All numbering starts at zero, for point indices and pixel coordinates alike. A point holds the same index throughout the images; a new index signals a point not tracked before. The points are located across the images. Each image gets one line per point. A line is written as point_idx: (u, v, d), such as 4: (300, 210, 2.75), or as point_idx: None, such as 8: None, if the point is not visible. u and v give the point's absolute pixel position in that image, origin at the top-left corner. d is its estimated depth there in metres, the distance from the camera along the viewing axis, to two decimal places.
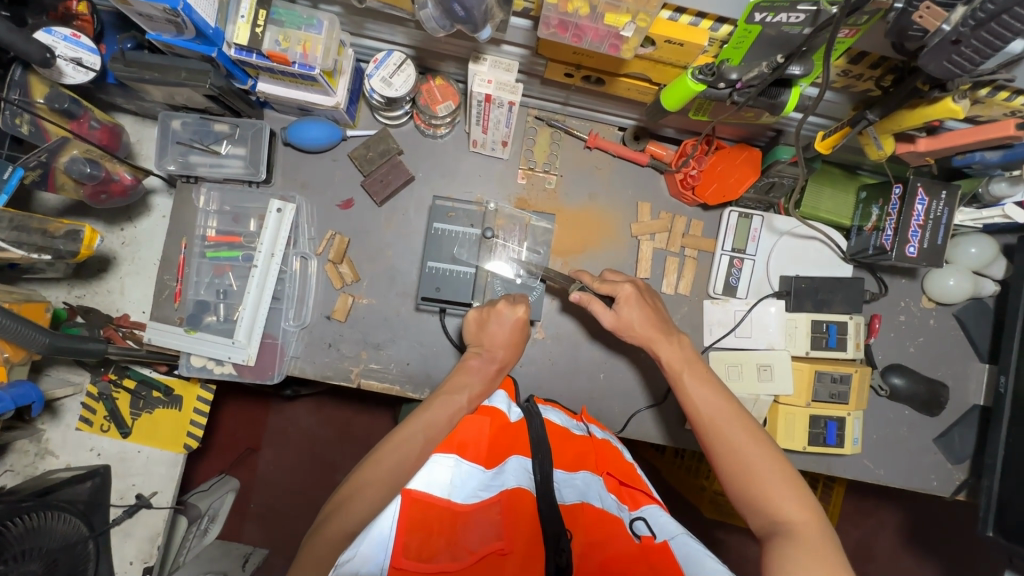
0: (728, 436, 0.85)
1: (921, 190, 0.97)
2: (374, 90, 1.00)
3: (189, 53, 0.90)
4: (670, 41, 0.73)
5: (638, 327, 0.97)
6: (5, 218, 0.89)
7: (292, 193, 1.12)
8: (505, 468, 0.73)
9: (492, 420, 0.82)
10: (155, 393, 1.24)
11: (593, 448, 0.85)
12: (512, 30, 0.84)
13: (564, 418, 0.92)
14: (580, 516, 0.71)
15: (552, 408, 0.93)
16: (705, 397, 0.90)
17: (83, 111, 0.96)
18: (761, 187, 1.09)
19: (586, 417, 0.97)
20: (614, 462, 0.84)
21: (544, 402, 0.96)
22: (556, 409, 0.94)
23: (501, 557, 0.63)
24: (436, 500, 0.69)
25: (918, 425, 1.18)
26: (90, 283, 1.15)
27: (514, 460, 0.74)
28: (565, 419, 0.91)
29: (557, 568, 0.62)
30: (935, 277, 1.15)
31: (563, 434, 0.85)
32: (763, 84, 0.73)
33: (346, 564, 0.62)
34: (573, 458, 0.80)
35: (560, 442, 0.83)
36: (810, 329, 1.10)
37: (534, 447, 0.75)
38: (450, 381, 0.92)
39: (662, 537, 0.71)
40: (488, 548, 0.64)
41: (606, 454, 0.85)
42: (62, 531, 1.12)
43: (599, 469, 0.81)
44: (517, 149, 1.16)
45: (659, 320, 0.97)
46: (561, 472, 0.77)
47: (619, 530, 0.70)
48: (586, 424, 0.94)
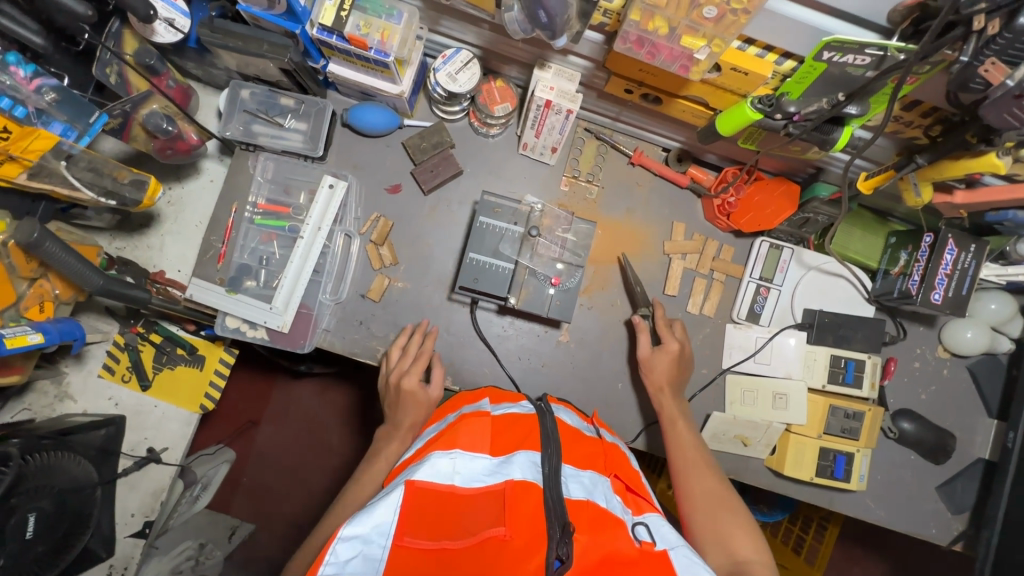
0: (700, 483, 0.91)
1: (952, 241, 1.01)
2: (439, 84, 1.05)
3: (273, 28, 0.95)
4: (736, 68, 0.77)
5: (656, 378, 1.07)
6: (83, 160, 0.93)
7: (344, 172, 1.16)
8: (513, 458, 0.71)
9: (495, 422, 0.80)
10: (179, 350, 1.27)
11: (602, 451, 0.84)
12: (583, 42, 0.89)
13: (576, 419, 0.92)
14: (584, 512, 0.67)
15: (564, 409, 0.93)
16: (694, 444, 0.99)
17: (165, 70, 1.01)
18: (796, 222, 1.13)
19: (597, 421, 0.98)
20: (620, 468, 0.82)
21: (556, 402, 0.96)
22: (568, 410, 0.95)
23: (501, 543, 0.60)
24: (438, 488, 0.66)
25: (923, 471, 1.20)
26: (134, 236, 1.18)
27: (525, 455, 0.72)
28: (576, 421, 0.90)
29: (557, 557, 0.60)
30: (952, 327, 1.19)
31: (573, 435, 0.84)
32: (821, 119, 0.77)
33: (348, 544, 0.59)
34: (581, 457, 0.78)
35: (570, 443, 0.81)
36: (829, 363, 1.14)
37: (542, 442, 0.74)
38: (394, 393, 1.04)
39: (663, 545, 0.68)
40: (487, 533, 0.61)
41: (613, 458, 0.84)
42: (74, 474, 1.13)
43: (606, 470, 0.79)
44: (564, 156, 1.20)
45: (674, 382, 1.06)
46: (570, 468, 0.74)
47: (620, 532, 0.66)
48: (597, 428, 0.94)
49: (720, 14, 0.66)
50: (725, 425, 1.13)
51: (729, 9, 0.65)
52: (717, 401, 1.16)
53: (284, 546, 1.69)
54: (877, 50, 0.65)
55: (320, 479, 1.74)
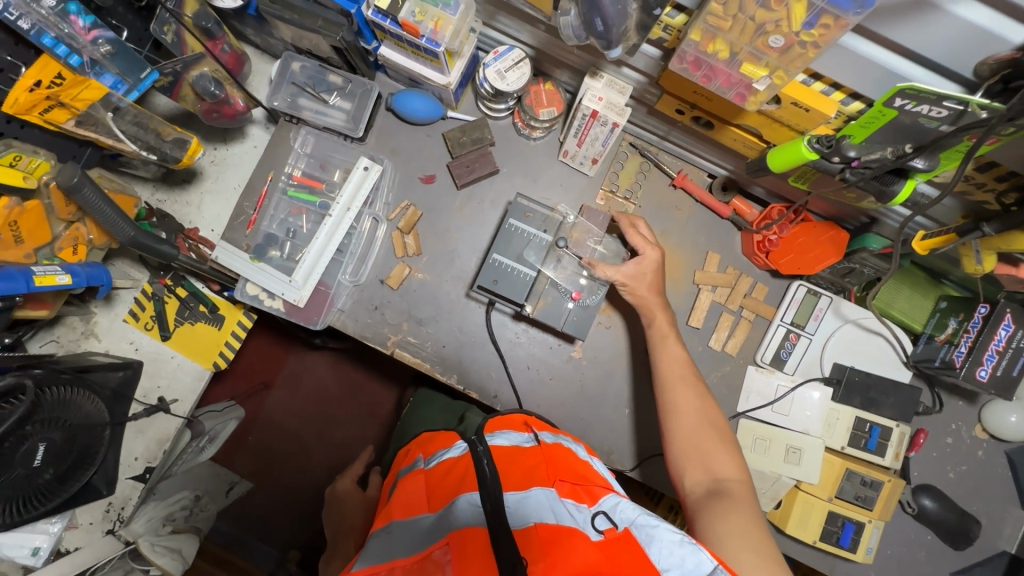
0: (686, 398, 0.93)
1: (1009, 316, 0.93)
2: (487, 80, 1.03)
3: (330, 4, 0.94)
4: (797, 103, 0.72)
5: (641, 289, 1.03)
6: (130, 113, 0.95)
7: (381, 155, 1.16)
8: (454, 507, 0.69)
9: (429, 476, 0.78)
10: (202, 307, 1.31)
11: (543, 458, 0.76)
12: (639, 56, 0.85)
13: (510, 435, 0.83)
14: (533, 538, 0.64)
15: (499, 429, 0.84)
16: (683, 361, 0.98)
17: (222, 34, 1.01)
18: (839, 270, 1.07)
19: (535, 423, 0.87)
20: (566, 467, 0.74)
21: (493, 420, 0.87)
22: (503, 427, 0.85)
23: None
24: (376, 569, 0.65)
25: (938, 554, 1.12)
26: (174, 191, 1.21)
27: (464, 497, 0.69)
28: (513, 438, 0.81)
29: None
30: (995, 408, 1.10)
31: (507, 453, 0.77)
32: (881, 169, 0.72)
33: None
34: (522, 477, 0.72)
35: (506, 465, 0.74)
36: (852, 425, 1.08)
37: (477, 483, 0.70)
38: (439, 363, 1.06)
39: (623, 525, 0.64)
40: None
41: (558, 460, 0.76)
42: (86, 410, 1.13)
43: (551, 478, 0.71)
44: (604, 168, 1.16)
45: (659, 288, 1.03)
46: (514, 496, 0.69)
47: (577, 542, 0.62)
48: (535, 431, 0.83)
49: (787, 45, 0.62)
50: None
51: (798, 40, 0.60)
52: None
53: (277, 510, 1.73)
54: (957, 104, 0.59)
55: (321, 451, 1.77)
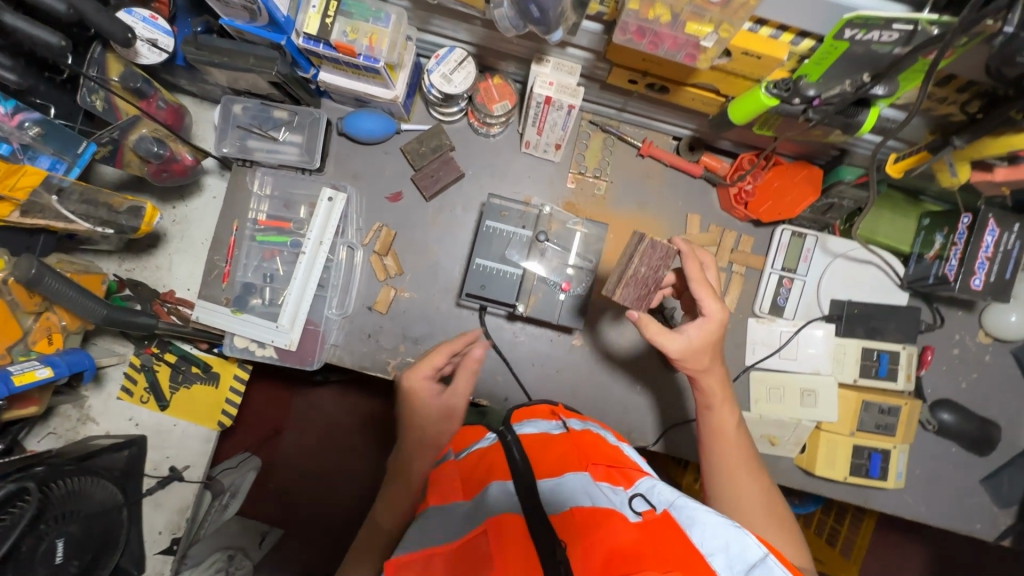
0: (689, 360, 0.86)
1: (992, 222, 0.93)
2: (433, 86, 1.00)
3: (258, 40, 0.91)
4: (748, 53, 0.71)
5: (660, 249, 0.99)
6: (75, 191, 0.91)
7: (342, 182, 1.13)
8: (485, 496, 0.67)
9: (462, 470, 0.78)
10: (195, 369, 1.28)
11: (574, 442, 0.75)
12: (581, 33, 0.83)
13: (538, 422, 0.81)
14: (569, 523, 0.62)
15: (526, 417, 0.84)
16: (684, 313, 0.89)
17: (154, 91, 0.99)
18: (819, 207, 1.08)
19: (561, 413, 0.86)
20: (598, 448, 0.74)
21: (519, 415, 0.87)
22: (530, 416, 0.84)
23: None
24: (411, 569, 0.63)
25: (965, 464, 1.13)
26: (142, 258, 1.17)
27: (497, 485, 0.68)
28: (541, 426, 0.80)
29: None
30: (995, 312, 1.11)
31: (538, 442, 0.76)
32: (843, 103, 0.71)
33: None
34: (555, 461, 0.70)
35: (538, 452, 0.73)
36: (859, 356, 1.08)
37: (509, 471, 0.68)
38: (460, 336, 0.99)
39: (662, 508, 0.62)
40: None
41: (590, 442, 0.75)
42: (99, 497, 1.10)
43: (583, 461, 0.71)
44: (569, 151, 1.14)
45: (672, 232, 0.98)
46: (545, 482, 0.68)
47: (616, 523, 0.59)
48: (562, 419, 0.82)
49: None
50: (751, 425, 1.09)
51: None
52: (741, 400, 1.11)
53: (313, 552, 1.71)
54: (907, 24, 0.59)
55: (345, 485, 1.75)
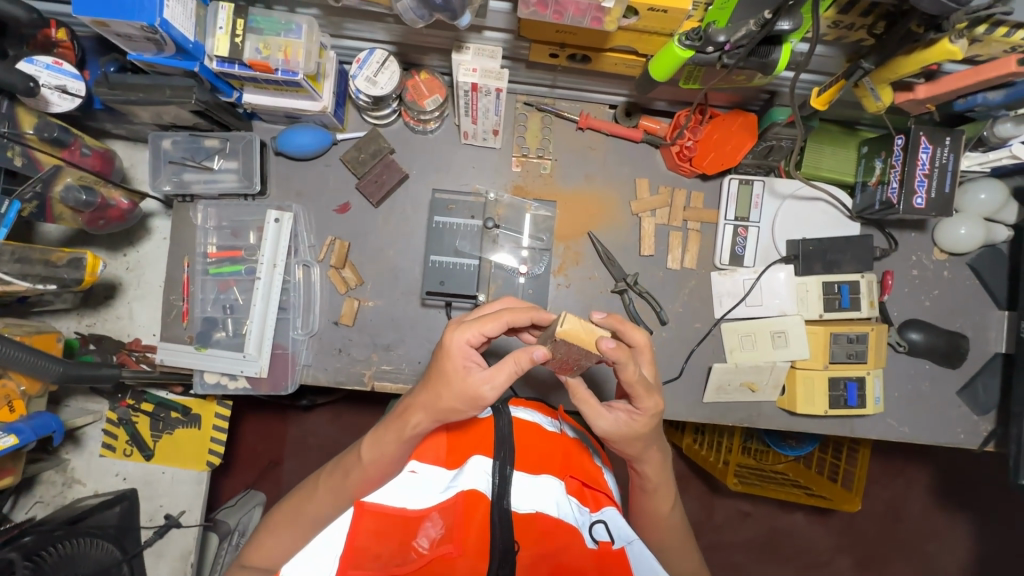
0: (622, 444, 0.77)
1: (925, 138, 0.95)
2: (360, 90, 0.99)
3: (172, 70, 0.89)
4: (653, 8, 0.71)
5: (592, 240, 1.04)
6: (7, 251, 0.89)
7: (288, 202, 1.12)
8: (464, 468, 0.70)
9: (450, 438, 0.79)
10: (173, 414, 1.24)
11: (561, 447, 0.80)
12: (492, 14, 0.83)
13: (537, 414, 0.85)
14: (531, 526, 0.69)
15: (524, 406, 0.87)
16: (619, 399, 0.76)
17: (74, 138, 0.95)
18: (760, 151, 1.08)
19: (561, 413, 0.91)
20: (579, 464, 0.79)
21: (518, 402, 0.88)
22: (529, 406, 0.87)
23: (444, 564, 0.65)
24: (389, 510, 0.70)
25: (940, 379, 1.16)
26: (99, 311, 1.16)
27: (479, 461, 0.72)
28: (536, 417, 0.84)
29: None
30: (946, 227, 1.13)
31: (530, 432, 0.79)
32: (751, 43, 0.71)
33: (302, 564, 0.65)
34: (537, 459, 0.75)
35: (527, 443, 0.77)
36: (822, 292, 1.09)
37: (496, 447, 0.72)
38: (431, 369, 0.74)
39: (620, 543, 0.70)
40: (436, 553, 0.66)
41: (574, 454, 0.80)
42: (96, 557, 1.16)
43: (563, 471, 0.76)
44: (509, 136, 1.14)
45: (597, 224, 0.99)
46: (523, 474, 0.73)
47: (577, 540, 0.69)
48: (558, 419, 0.88)
49: None
50: (729, 375, 1.10)
51: None
52: (716, 351, 1.14)
53: None
54: None
55: None
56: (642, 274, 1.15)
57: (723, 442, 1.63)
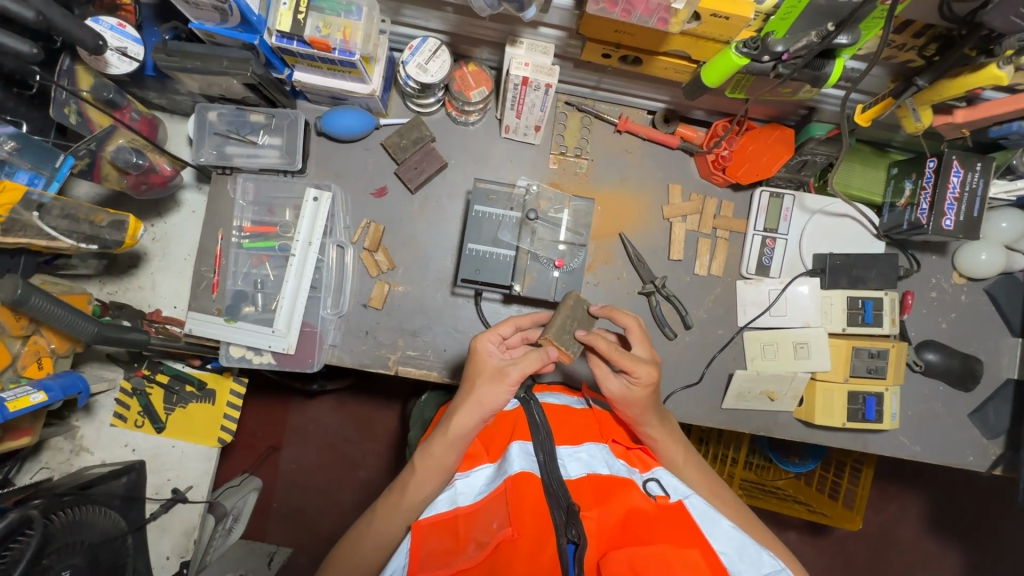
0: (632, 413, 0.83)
1: (956, 163, 0.98)
2: (410, 76, 1.01)
3: (230, 42, 0.91)
4: (715, 14, 0.73)
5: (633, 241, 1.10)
6: (55, 207, 0.90)
7: (326, 182, 1.13)
8: (507, 458, 0.70)
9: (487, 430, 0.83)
10: (188, 388, 1.23)
11: (594, 419, 0.84)
12: (553, 10, 0.85)
13: (564, 397, 0.90)
14: (587, 487, 0.67)
15: (551, 392, 0.92)
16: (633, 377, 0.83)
17: (126, 101, 0.99)
18: (794, 166, 1.11)
19: (587, 393, 0.96)
20: (615, 432, 0.83)
21: (543, 389, 0.94)
22: (555, 392, 0.93)
23: (512, 544, 0.60)
24: (444, 516, 0.68)
25: (952, 400, 1.18)
26: (123, 279, 1.15)
27: (517, 446, 0.71)
28: (564, 399, 0.89)
29: (570, 541, 0.59)
30: (966, 252, 1.16)
31: (563, 410, 0.83)
32: (811, 55, 0.74)
33: None
34: (574, 432, 0.77)
35: (562, 420, 0.80)
36: (846, 306, 1.11)
37: (530, 432, 0.73)
38: (466, 377, 0.84)
39: (676, 496, 0.70)
40: (498, 537, 0.61)
41: (607, 424, 0.85)
42: (101, 526, 1.08)
43: (604, 437, 0.80)
44: (548, 134, 1.16)
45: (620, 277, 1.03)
46: (566, 446, 0.74)
47: (634, 491, 0.68)
48: (585, 398, 0.93)
49: None
50: (749, 383, 1.12)
51: None
52: (736, 359, 1.15)
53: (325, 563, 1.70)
54: None
55: (350, 494, 1.73)
56: (670, 277, 1.16)
57: (728, 454, 1.63)
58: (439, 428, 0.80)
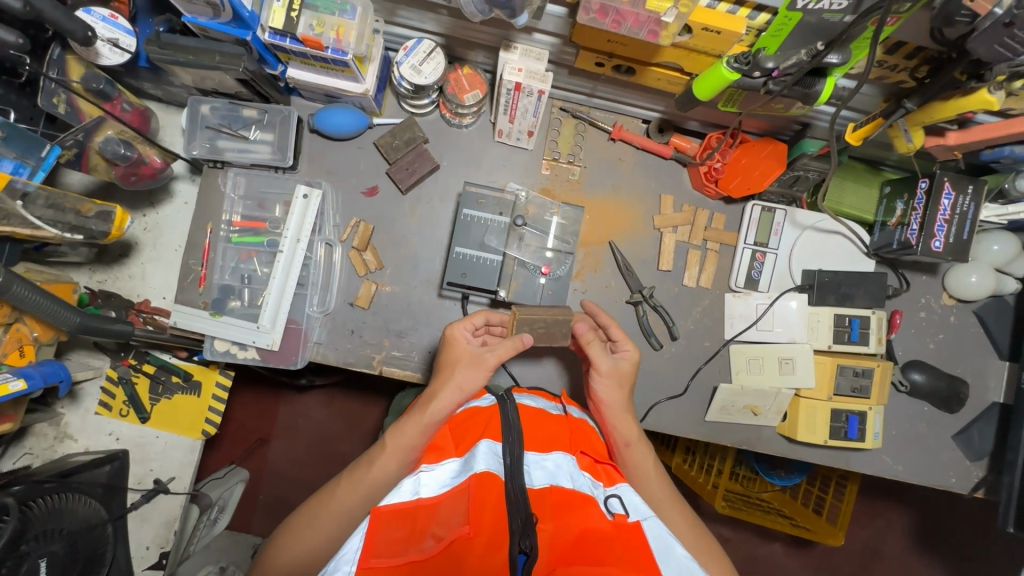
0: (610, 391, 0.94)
1: (948, 185, 0.97)
2: (403, 77, 1.01)
3: (223, 37, 0.91)
4: (707, 28, 0.73)
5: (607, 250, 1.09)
6: (41, 196, 0.90)
7: (317, 179, 1.13)
8: (473, 455, 0.70)
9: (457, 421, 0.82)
10: (174, 378, 1.23)
11: (567, 427, 0.83)
12: (546, 18, 0.85)
13: (541, 401, 0.89)
14: (547, 500, 0.67)
15: (528, 394, 0.92)
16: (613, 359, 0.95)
17: (118, 93, 0.99)
18: (785, 181, 1.09)
19: (564, 398, 0.95)
20: (586, 442, 0.81)
21: (521, 391, 0.94)
22: (533, 394, 0.92)
23: (466, 543, 0.60)
24: (404, 505, 0.66)
25: (937, 422, 1.18)
26: (111, 268, 1.15)
27: (486, 445, 0.70)
28: (541, 403, 0.88)
29: (521, 551, 0.59)
30: (957, 273, 1.15)
31: (536, 414, 0.82)
32: (800, 73, 0.74)
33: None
34: (545, 438, 0.76)
35: (535, 425, 0.79)
36: (832, 323, 1.11)
37: (502, 432, 0.72)
38: (443, 362, 0.90)
39: (635, 517, 0.68)
40: (454, 534, 0.60)
41: (579, 434, 0.83)
42: (82, 513, 1.09)
43: (573, 448, 0.78)
44: (542, 139, 1.16)
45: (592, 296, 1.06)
46: (534, 453, 0.73)
47: (593, 508, 0.67)
48: (563, 403, 0.91)
49: None
50: (733, 396, 1.11)
51: None
52: (721, 372, 1.15)
53: None
54: None
55: None
56: (658, 288, 1.16)
57: (713, 464, 1.64)
58: (417, 408, 0.84)
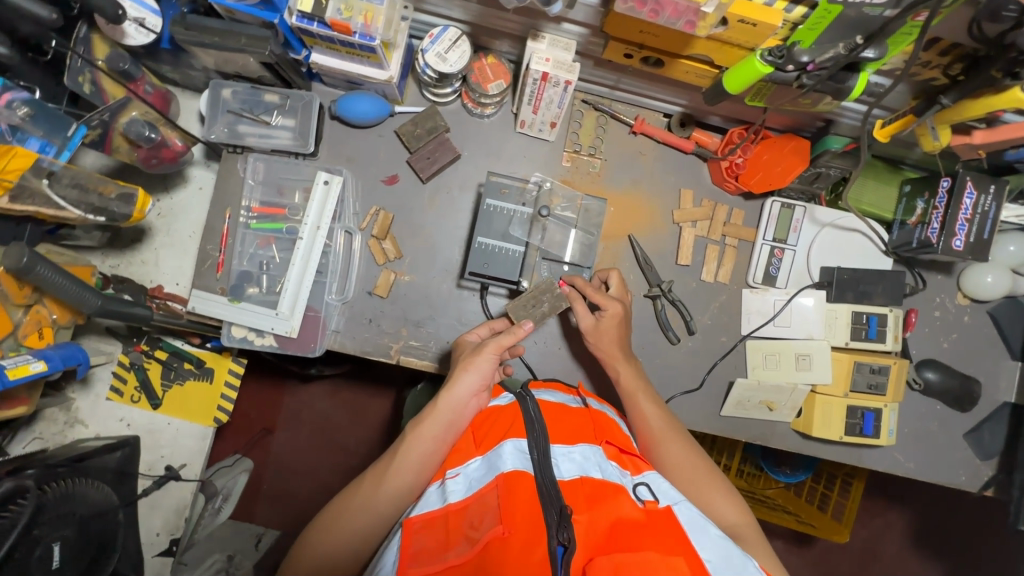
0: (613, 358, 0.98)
1: (971, 184, 0.98)
2: (428, 65, 1.00)
3: (250, 19, 0.90)
4: (744, 20, 0.73)
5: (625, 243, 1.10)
6: (65, 176, 0.89)
7: (338, 166, 1.12)
8: (499, 452, 0.71)
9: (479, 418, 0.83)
10: (187, 365, 1.23)
11: (590, 420, 0.82)
12: (579, 7, 0.85)
13: (560, 395, 0.89)
14: (578, 490, 0.67)
15: (546, 388, 0.91)
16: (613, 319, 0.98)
17: (141, 74, 0.99)
18: (807, 177, 1.10)
19: (583, 391, 0.95)
20: (611, 433, 0.81)
21: (538, 386, 0.94)
22: (551, 389, 0.92)
23: (502, 542, 0.61)
24: (435, 513, 0.68)
25: (948, 420, 1.19)
26: (126, 252, 1.14)
27: (511, 442, 0.71)
28: (560, 397, 0.88)
29: (559, 543, 0.59)
30: (973, 272, 1.16)
31: (557, 408, 0.82)
32: (836, 67, 0.74)
33: None
34: (570, 432, 0.76)
35: (558, 419, 0.79)
36: (851, 320, 1.12)
37: (526, 429, 0.73)
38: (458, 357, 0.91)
39: (666, 502, 0.68)
40: (488, 535, 0.62)
41: (602, 425, 0.82)
42: (93, 499, 1.06)
43: (598, 438, 0.78)
44: (563, 131, 1.15)
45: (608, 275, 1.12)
46: (560, 446, 0.73)
47: (624, 497, 0.67)
48: (582, 396, 0.91)
49: None
50: (749, 392, 1.12)
51: None
52: (737, 368, 1.15)
53: None
54: None
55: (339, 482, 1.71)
56: (676, 283, 1.16)
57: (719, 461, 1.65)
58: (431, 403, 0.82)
